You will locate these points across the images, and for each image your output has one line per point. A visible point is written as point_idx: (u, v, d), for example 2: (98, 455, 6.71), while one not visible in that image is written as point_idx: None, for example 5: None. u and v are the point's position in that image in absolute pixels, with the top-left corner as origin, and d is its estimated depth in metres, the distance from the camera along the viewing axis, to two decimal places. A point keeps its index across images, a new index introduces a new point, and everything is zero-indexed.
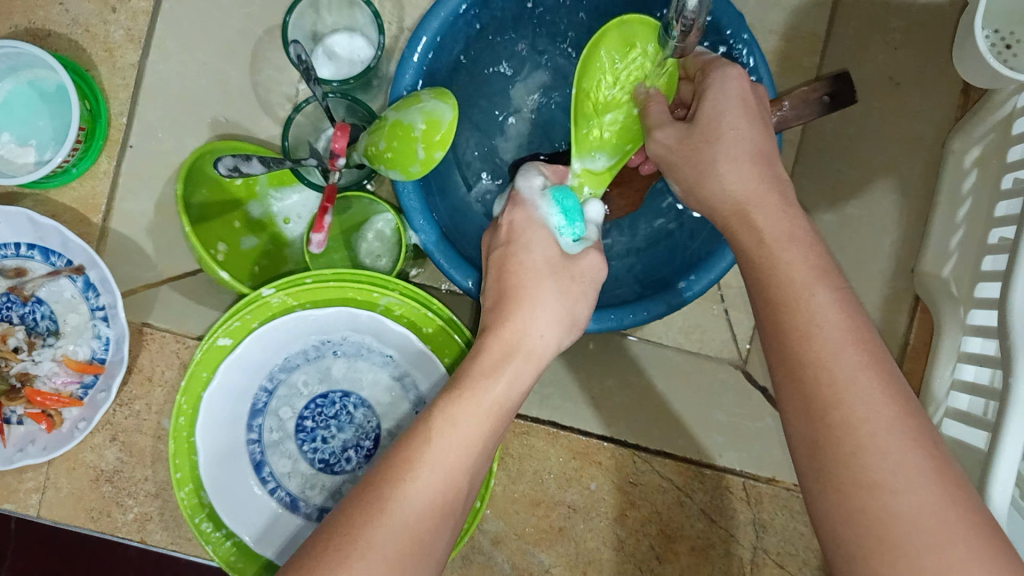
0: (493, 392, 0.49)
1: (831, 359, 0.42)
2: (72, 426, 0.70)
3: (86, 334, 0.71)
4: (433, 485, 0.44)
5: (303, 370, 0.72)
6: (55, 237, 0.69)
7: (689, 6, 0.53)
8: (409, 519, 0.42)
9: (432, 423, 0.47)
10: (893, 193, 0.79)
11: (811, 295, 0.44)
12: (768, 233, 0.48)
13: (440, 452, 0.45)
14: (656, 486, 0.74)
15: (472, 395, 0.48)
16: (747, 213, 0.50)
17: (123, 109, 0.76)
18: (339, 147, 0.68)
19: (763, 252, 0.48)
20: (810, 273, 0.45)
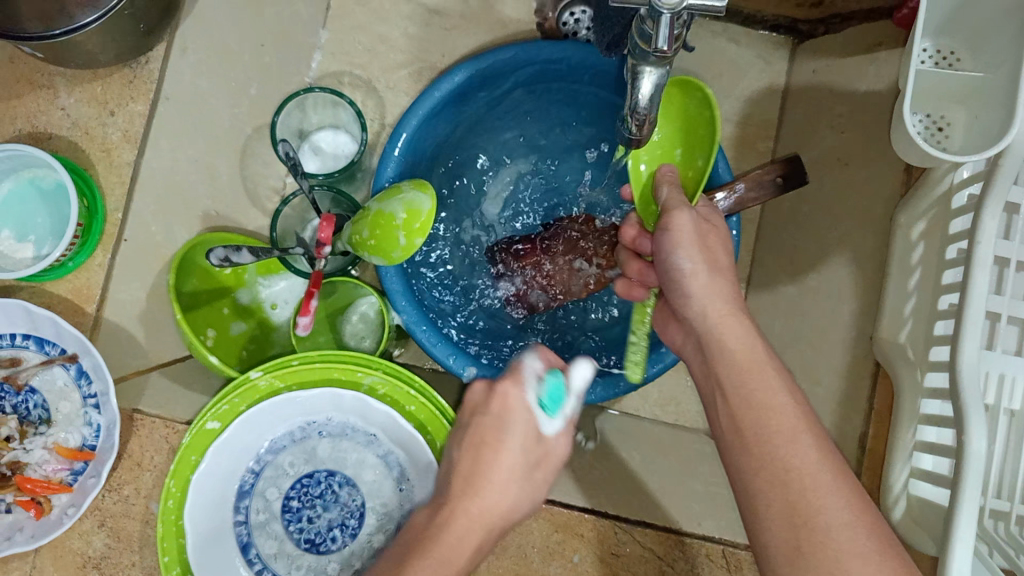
0: (531, 418, 0.56)
1: (793, 458, 0.48)
2: (61, 512, 0.71)
3: (77, 421, 0.73)
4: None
5: (290, 451, 0.74)
6: (49, 326, 0.72)
7: (641, 104, 0.61)
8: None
9: (432, 536, 0.50)
10: (848, 265, 0.83)
11: (785, 404, 0.51)
12: (727, 340, 0.55)
13: (434, 569, 0.49)
14: (638, 557, 0.75)
15: (511, 419, 0.56)
16: (730, 325, 0.56)
17: (118, 205, 0.80)
18: (324, 236, 0.72)
19: (742, 364, 0.54)
20: (773, 377, 0.52)
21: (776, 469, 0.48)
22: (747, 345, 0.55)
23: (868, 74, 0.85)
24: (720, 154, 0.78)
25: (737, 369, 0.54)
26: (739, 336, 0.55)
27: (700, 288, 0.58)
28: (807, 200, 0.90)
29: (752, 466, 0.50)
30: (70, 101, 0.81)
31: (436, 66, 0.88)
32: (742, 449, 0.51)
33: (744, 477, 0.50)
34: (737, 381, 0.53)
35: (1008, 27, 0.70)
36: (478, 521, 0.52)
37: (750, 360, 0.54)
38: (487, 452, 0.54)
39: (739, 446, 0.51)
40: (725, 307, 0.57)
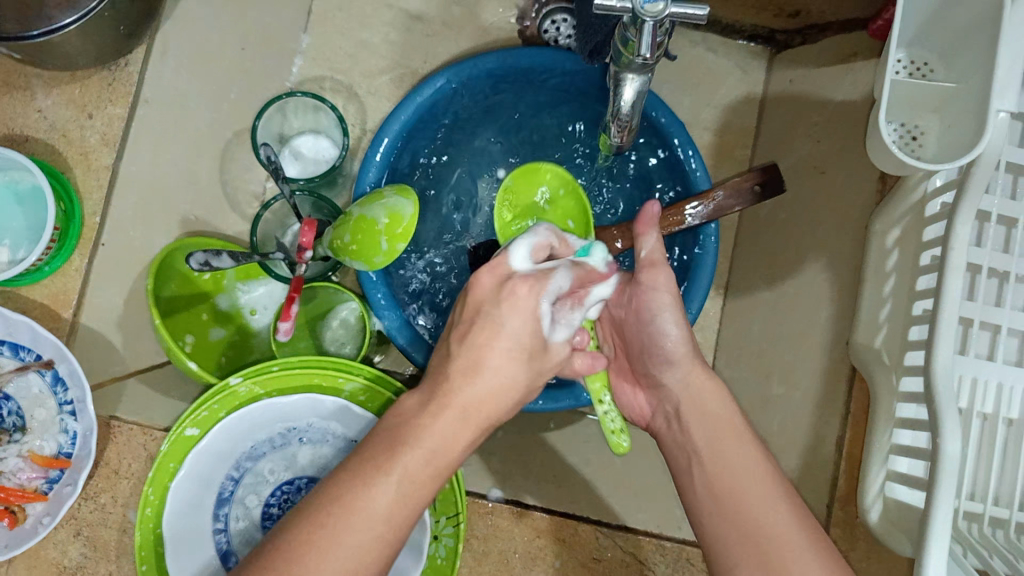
0: (470, 395, 0.52)
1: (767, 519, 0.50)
2: (36, 522, 0.70)
3: (52, 429, 0.72)
4: (401, 477, 0.49)
5: (269, 458, 0.74)
6: (25, 331, 0.71)
7: (623, 110, 0.62)
8: (371, 525, 0.47)
9: (411, 431, 0.51)
10: (825, 271, 0.85)
11: (760, 469, 0.53)
12: (708, 407, 0.58)
13: (403, 462, 0.49)
14: (619, 561, 0.75)
15: (454, 402, 0.52)
16: (707, 396, 0.59)
17: (96, 209, 0.79)
18: (306, 241, 0.72)
19: (718, 432, 0.56)
20: (750, 447, 0.55)
21: (750, 535, 0.50)
22: (725, 414, 0.58)
23: (844, 85, 0.85)
24: (698, 160, 0.79)
25: (718, 439, 0.56)
26: (720, 404, 0.58)
27: (683, 353, 0.61)
28: (784, 207, 0.92)
29: (729, 532, 0.51)
30: (48, 103, 0.80)
31: (417, 72, 0.88)
32: (718, 514, 0.53)
33: (718, 541, 0.52)
34: (717, 449, 0.55)
35: (978, 37, 0.71)
36: (454, 421, 0.52)
37: (729, 429, 0.56)
38: (471, 367, 0.52)
39: (715, 508, 0.53)
40: (702, 377, 0.60)
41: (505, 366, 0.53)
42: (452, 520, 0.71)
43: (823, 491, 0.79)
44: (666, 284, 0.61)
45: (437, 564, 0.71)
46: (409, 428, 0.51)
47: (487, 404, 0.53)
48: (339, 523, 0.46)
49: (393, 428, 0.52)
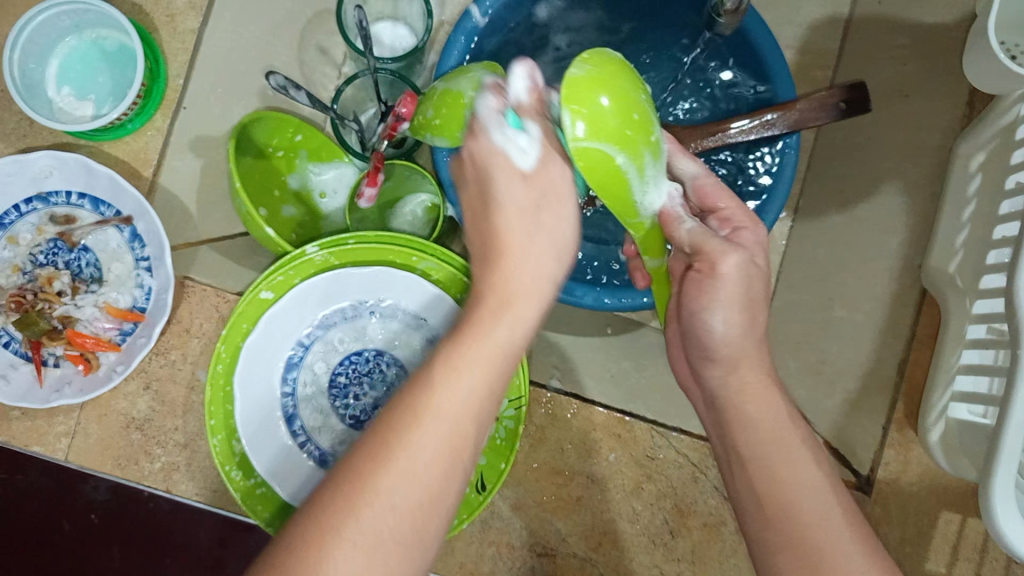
0: (523, 261, 0.47)
1: (829, 541, 0.46)
2: (109, 369, 0.71)
3: (128, 283, 0.73)
4: (446, 433, 0.41)
5: (339, 329, 0.74)
6: (107, 187, 0.71)
7: None
8: (435, 452, 0.41)
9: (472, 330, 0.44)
10: (901, 196, 0.84)
11: (807, 471, 0.49)
12: (751, 407, 0.51)
13: (425, 436, 0.41)
14: (672, 461, 0.76)
15: (512, 301, 0.45)
16: (737, 369, 0.52)
17: (180, 72, 0.78)
18: (404, 110, 0.72)
19: (773, 428, 0.50)
20: (802, 455, 0.50)
21: (806, 554, 0.46)
22: (770, 416, 0.51)
23: (935, 7, 0.86)
24: (781, 71, 0.76)
25: (763, 443, 0.50)
26: (765, 408, 0.51)
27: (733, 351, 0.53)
28: (862, 130, 0.87)
29: (778, 539, 0.48)
30: None
31: None
32: (764, 524, 0.49)
33: (761, 550, 0.48)
34: (761, 449, 0.50)
35: None
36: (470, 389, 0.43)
37: (773, 430, 0.50)
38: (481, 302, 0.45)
39: (756, 517, 0.49)
40: (759, 377, 0.52)
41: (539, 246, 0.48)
42: (515, 403, 0.73)
43: (880, 410, 0.81)
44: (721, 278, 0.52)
45: (497, 445, 0.73)
46: (421, 389, 0.42)
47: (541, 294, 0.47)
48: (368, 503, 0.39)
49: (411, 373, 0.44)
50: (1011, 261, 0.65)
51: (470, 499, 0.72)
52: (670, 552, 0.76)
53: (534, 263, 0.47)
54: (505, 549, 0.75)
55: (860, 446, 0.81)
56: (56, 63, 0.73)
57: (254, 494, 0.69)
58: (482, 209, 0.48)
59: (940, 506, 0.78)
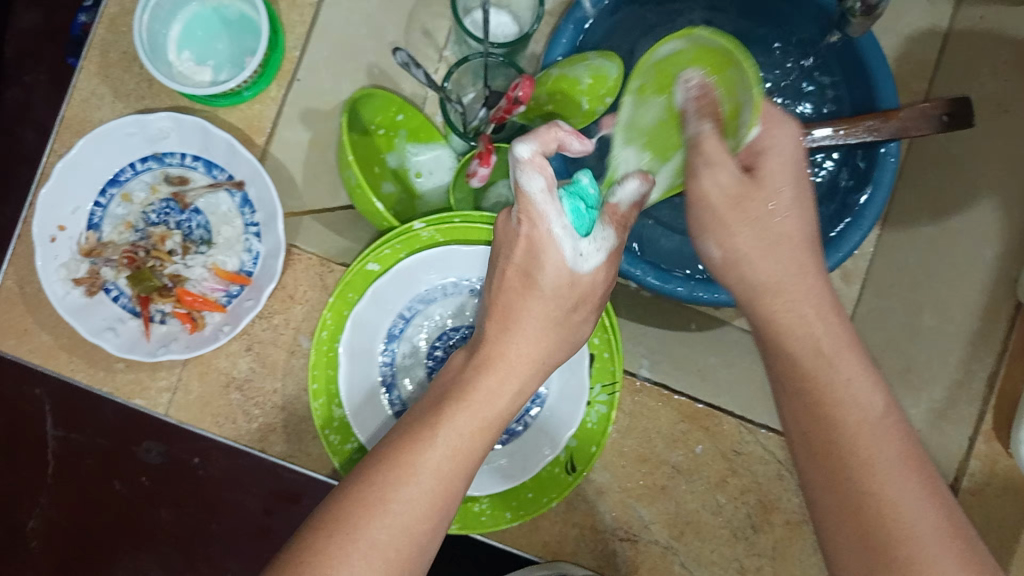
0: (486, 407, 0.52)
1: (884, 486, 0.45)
2: (214, 329, 0.72)
3: (236, 246, 0.74)
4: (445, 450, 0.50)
5: (439, 304, 0.75)
6: (222, 151, 0.73)
7: None
8: (401, 531, 0.47)
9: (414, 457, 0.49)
10: (995, 210, 0.85)
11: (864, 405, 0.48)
12: (790, 331, 0.52)
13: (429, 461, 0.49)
14: (759, 457, 0.77)
15: (449, 421, 0.51)
16: (779, 285, 0.54)
17: (297, 44, 0.79)
18: (522, 93, 0.68)
19: (818, 358, 0.50)
20: (858, 373, 0.50)
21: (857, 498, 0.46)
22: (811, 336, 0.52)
23: None
24: (885, 77, 0.77)
25: (809, 371, 0.51)
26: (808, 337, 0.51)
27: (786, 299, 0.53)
28: (959, 142, 0.87)
29: (820, 476, 0.48)
30: None
31: None
32: (812, 462, 0.49)
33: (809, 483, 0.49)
34: (804, 380, 0.51)
35: None
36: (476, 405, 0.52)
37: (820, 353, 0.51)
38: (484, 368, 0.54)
39: (807, 453, 0.50)
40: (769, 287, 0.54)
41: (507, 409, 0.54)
42: (608, 388, 0.73)
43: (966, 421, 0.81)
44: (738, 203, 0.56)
45: (587, 428, 0.73)
46: (370, 502, 0.47)
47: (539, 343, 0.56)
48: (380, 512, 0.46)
49: (421, 419, 0.52)
50: None
51: (559, 479, 0.73)
52: (751, 547, 0.76)
53: (487, 397, 0.53)
54: (589, 531, 0.76)
55: (945, 455, 0.81)
56: (178, 27, 0.75)
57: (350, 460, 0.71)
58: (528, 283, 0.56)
59: None
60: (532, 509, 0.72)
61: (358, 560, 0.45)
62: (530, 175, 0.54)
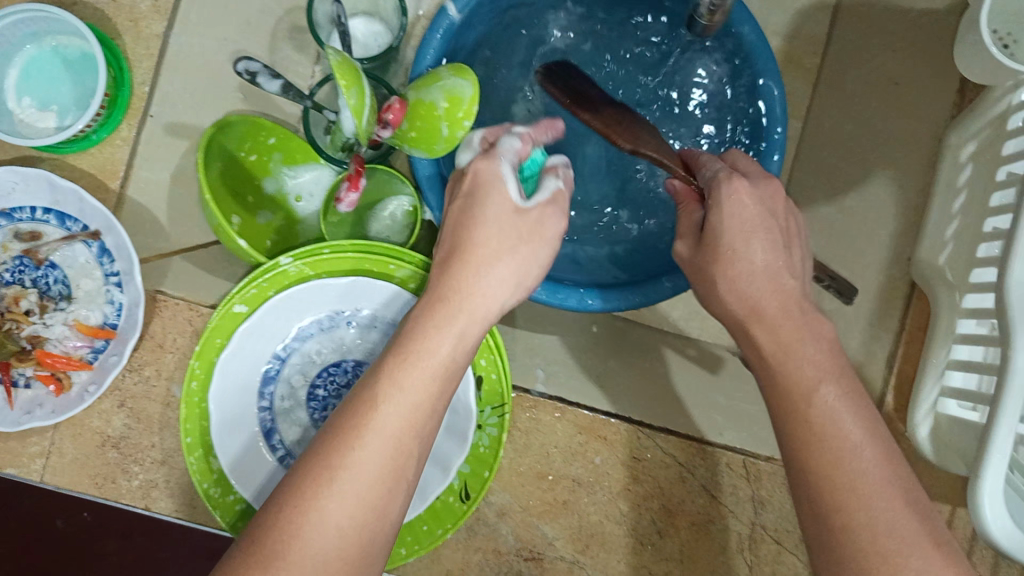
0: (434, 354, 0.50)
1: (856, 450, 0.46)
2: (81, 390, 0.70)
3: (98, 299, 0.71)
4: (406, 413, 0.47)
5: (316, 340, 0.72)
6: (73, 201, 0.70)
7: None
8: (361, 493, 0.44)
9: (382, 390, 0.48)
10: (890, 186, 0.82)
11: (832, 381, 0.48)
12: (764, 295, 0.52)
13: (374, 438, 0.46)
14: (659, 462, 0.76)
15: (415, 357, 0.50)
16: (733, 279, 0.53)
17: (145, 78, 0.75)
18: (393, 117, 0.66)
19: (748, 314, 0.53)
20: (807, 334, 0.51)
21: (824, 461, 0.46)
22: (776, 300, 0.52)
23: None
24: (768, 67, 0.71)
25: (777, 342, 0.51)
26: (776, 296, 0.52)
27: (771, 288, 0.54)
28: (850, 118, 0.83)
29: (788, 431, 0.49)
30: None
31: None
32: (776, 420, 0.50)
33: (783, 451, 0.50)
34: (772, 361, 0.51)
35: None
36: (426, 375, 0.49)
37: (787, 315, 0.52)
38: (415, 331, 0.51)
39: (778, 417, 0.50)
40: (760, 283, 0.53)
41: (424, 374, 0.49)
42: (498, 410, 0.72)
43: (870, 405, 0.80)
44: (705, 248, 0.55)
45: (480, 452, 0.71)
46: (340, 445, 0.45)
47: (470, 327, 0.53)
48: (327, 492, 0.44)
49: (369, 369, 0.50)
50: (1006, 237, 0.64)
51: (456, 509, 0.71)
52: (658, 555, 0.76)
53: (491, 282, 0.54)
54: (493, 554, 0.75)
55: None
56: (16, 71, 0.71)
57: (234, 510, 0.69)
58: (465, 219, 0.55)
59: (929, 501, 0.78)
60: (428, 541, 0.70)
61: (315, 530, 0.43)
62: (512, 141, 0.58)
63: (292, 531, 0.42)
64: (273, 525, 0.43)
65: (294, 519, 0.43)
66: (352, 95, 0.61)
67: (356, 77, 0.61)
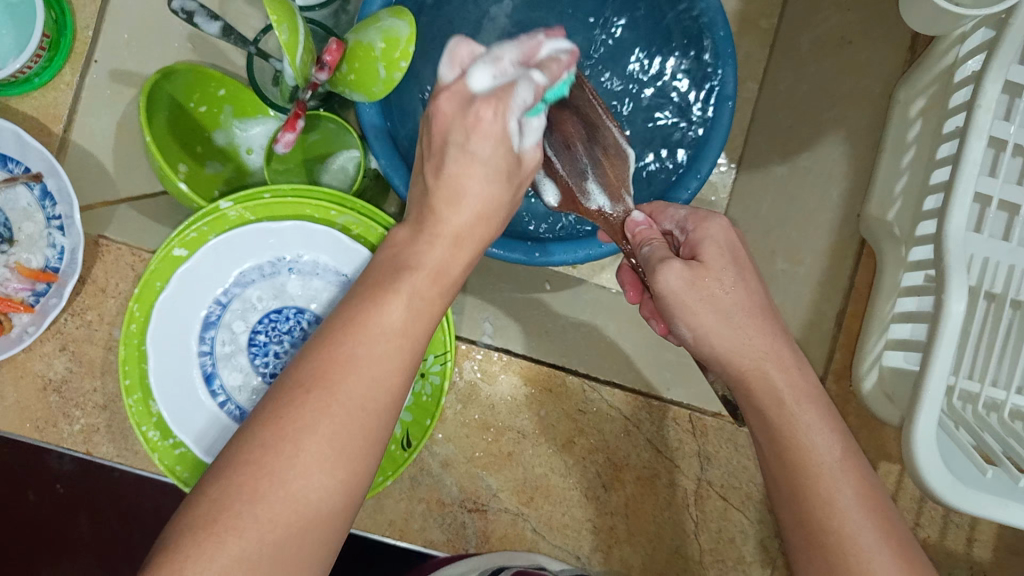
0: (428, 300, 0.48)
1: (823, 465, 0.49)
2: (21, 332, 0.69)
3: (40, 242, 0.71)
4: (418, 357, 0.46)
5: (258, 286, 0.72)
6: (13, 143, 0.69)
7: None
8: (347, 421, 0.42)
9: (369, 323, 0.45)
10: (842, 146, 0.80)
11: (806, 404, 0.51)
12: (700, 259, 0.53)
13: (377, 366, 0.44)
14: (605, 414, 0.77)
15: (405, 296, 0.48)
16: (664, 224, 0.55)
17: (89, 23, 0.75)
18: (330, 59, 0.66)
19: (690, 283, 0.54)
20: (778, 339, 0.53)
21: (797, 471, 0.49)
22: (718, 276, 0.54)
23: None
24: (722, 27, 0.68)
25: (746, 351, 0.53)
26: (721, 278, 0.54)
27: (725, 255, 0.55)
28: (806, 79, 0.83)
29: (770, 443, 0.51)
30: None
31: None
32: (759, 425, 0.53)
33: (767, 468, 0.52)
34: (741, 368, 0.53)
35: None
36: (424, 279, 0.48)
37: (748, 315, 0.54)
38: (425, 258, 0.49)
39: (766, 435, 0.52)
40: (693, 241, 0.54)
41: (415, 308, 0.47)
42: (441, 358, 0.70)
43: (817, 363, 0.80)
44: (676, 280, 0.54)
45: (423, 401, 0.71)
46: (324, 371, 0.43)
47: (475, 231, 0.51)
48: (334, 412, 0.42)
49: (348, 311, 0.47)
50: (949, 180, 0.63)
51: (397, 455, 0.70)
52: (603, 507, 0.75)
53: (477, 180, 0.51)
54: (436, 506, 0.74)
55: None
56: None
57: (173, 453, 0.68)
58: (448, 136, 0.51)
59: (878, 457, 0.78)
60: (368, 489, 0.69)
61: (298, 451, 0.40)
62: (485, 68, 0.52)
63: (275, 453, 0.40)
64: (255, 441, 0.40)
65: (277, 437, 0.40)
66: (283, 31, 0.60)
67: (287, 13, 0.61)
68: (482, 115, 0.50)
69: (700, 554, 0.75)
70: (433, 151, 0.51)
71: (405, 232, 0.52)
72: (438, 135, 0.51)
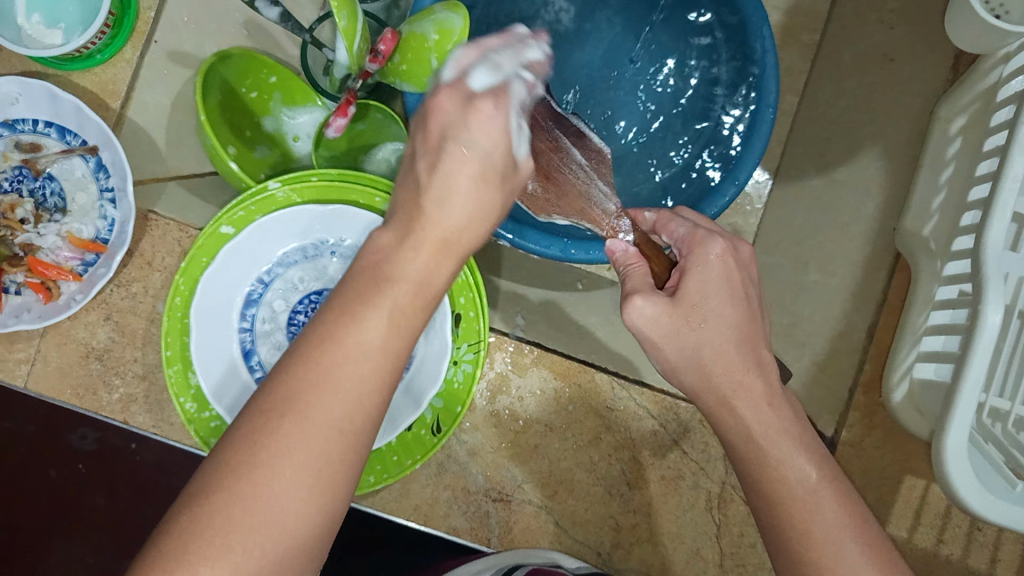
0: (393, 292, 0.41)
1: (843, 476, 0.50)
2: (69, 299, 0.71)
3: (91, 214, 0.73)
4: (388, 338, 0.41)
5: (300, 267, 0.74)
6: (72, 115, 0.72)
7: None
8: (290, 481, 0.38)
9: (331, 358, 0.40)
10: (879, 159, 0.83)
11: None
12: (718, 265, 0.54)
13: (346, 365, 0.39)
14: (632, 414, 0.77)
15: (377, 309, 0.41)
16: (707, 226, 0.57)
17: (151, 4, 0.77)
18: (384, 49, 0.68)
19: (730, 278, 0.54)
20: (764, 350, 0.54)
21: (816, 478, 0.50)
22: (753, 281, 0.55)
23: None
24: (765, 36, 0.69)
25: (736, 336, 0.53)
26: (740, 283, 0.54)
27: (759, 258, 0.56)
28: (846, 94, 0.84)
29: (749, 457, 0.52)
30: None
31: None
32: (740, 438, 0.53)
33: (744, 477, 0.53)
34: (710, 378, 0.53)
35: None
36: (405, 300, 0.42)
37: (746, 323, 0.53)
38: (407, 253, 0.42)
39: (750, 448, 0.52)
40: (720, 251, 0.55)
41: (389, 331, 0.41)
42: (473, 347, 0.71)
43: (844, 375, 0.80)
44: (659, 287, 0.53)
45: (453, 388, 0.71)
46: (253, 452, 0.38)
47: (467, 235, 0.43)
48: (294, 425, 0.38)
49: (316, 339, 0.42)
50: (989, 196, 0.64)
51: (428, 443, 0.70)
52: (626, 505, 0.76)
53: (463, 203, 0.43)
54: (461, 493, 0.75)
55: (825, 409, 0.81)
56: None
57: (209, 426, 0.69)
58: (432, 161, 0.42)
59: (901, 472, 0.78)
60: (396, 471, 0.70)
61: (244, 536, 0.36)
62: (484, 70, 0.47)
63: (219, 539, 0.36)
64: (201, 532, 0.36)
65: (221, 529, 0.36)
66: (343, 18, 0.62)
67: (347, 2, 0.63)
68: (482, 110, 0.43)
69: (719, 558, 0.76)
70: (427, 148, 0.43)
71: (389, 228, 0.43)
72: (434, 134, 0.43)
